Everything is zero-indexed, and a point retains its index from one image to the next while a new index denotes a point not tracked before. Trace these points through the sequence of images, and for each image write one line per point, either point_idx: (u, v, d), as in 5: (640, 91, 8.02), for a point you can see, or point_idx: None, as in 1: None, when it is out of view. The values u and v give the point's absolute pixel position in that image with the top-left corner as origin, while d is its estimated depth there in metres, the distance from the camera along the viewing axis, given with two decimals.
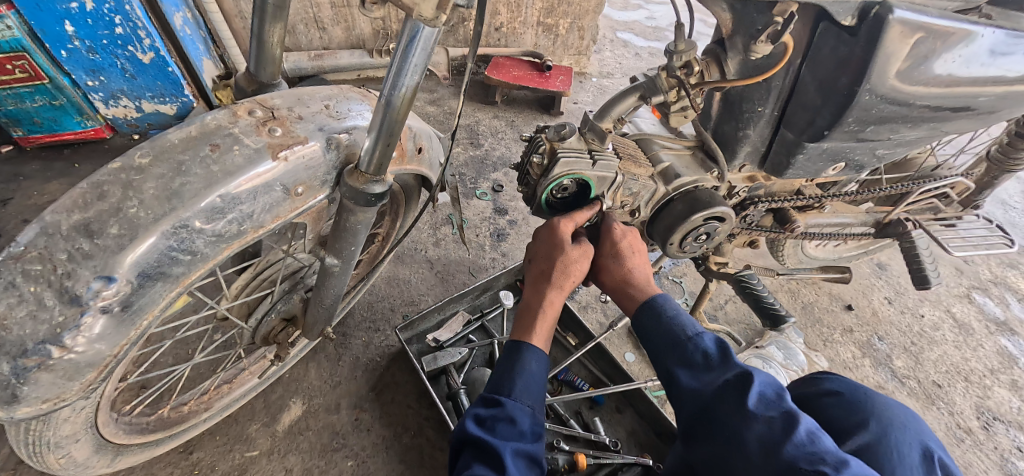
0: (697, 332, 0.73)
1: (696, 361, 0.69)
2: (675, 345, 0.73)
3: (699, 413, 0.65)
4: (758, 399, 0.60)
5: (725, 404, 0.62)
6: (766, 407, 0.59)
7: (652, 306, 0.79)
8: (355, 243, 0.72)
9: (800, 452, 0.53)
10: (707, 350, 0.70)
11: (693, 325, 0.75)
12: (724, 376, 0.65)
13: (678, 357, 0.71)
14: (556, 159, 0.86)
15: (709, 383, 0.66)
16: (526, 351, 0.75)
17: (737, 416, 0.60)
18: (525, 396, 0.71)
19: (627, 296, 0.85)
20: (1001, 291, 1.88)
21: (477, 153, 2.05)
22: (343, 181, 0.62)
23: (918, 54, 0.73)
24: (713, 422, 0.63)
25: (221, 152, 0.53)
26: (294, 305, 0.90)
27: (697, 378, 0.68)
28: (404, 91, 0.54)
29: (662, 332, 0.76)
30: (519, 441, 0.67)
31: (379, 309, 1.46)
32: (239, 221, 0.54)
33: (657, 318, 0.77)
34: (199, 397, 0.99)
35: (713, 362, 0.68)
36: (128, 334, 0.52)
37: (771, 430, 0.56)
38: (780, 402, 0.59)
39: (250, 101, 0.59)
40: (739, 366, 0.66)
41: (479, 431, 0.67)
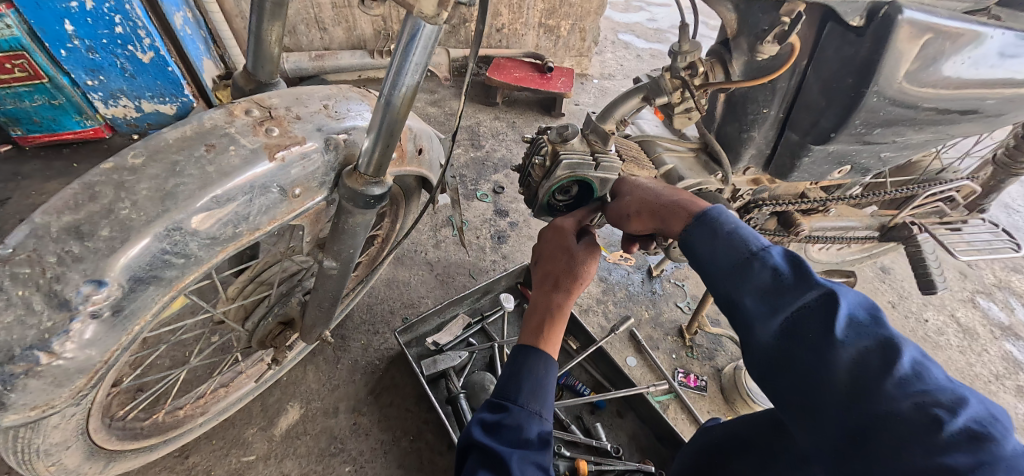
0: (761, 246, 0.60)
1: (764, 282, 0.57)
2: (737, 267, 0.60)
3: (773, 349, 0.54)
4: (848, 326, 0.50)
5: (808, 333, 0.51)
6: (857, 334, 0.50)
7: (705, 221, 0.66)
8: (353, 246, 0.71)
9: (907, 391, 0.45)
10: (777, 265, 0.57)
11: (754, 237, 0.62)
12: (800, 296, 0.54)
13: (744, 281, 0.59)
14: (559, 162, 0.85)
15: (782, 308, 0.54)
16: (534, 356, 0.73)
17: (822, 350, 0.50)
18: (534, 403, 0.70)
19: (670, 213, 0.72)
20: (1005, 295, 1.87)
21: (477, 154, 2.04)
22: (342, 183, 0.60)
23: (927, 56, 0.72)
24: (792, 357, 0.52)
25: (217, 152, 0.52)
26: (292, 308, 0.87)
27: (767, 304, 0.56)
28: (404, 91, 0.52)
29: (717, 250, 0.63)
30: (526, 449, 0.66)
31: (379, 312, 1.45)
32: (235, 223, 0.53)
33: (713, 236, 0.64)
34: (195, 401, 0.98)
35: (787, 281, 0.56)
36: (120, 339, 0.50)
37: (867, 363, 0.48)
38: (876, 328, 0.49)
39: (247, 101, 0.57)
40: (821, 281, 0.53)
41: (485, 437, 0.67)
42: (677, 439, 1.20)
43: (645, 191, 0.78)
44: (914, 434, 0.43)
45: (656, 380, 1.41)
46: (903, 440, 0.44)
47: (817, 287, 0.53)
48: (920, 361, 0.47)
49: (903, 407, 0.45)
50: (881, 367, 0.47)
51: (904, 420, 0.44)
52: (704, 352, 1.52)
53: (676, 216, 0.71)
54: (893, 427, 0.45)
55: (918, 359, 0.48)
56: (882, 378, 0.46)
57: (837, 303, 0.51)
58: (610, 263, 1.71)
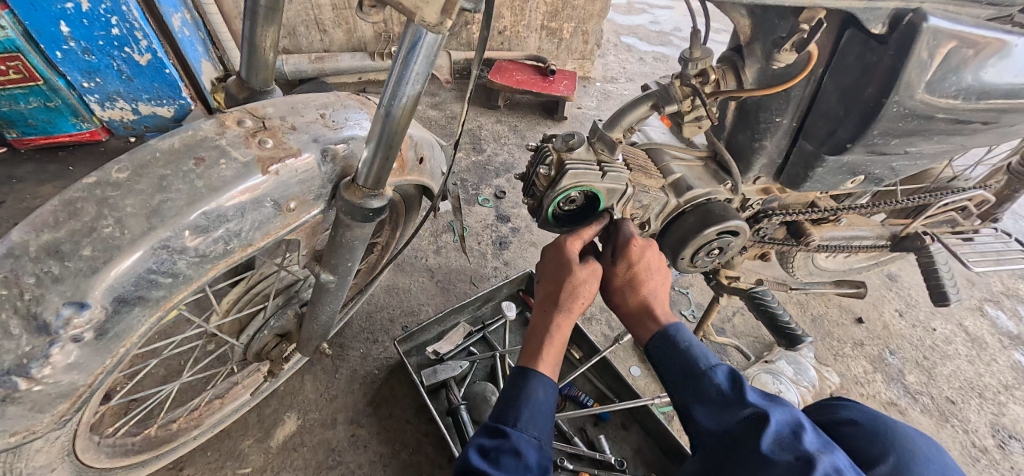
0: (711, 364, 0.70)
1: (711, 397, 0.66)
2: (689, 380, 0.69)
3: (715, 450, 0.61)
4: (773, 437, 0.55)
5: (741, 437, 0.58)
6: (780, 445, 0.54)
7: (665, 335, 0.75)
8: (352, 259, 0.68)
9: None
10: (722, 384, 0.67)
11: (710, 357, 0.71)
12: (738, 413, 0.62)
13: (694, 393, 0.68)
14: (564, 171, 0.82)
15: (723, 419, 0.62)
16: (532, 378, 0.71)
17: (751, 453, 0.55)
18: (532, 427, 0.67)
19: (642, 320, 0.80)
20: (1014, 304, 1.84)
21: (479, 158, 2.01)
22: (340, 195, 0.58)
23: (951, 65, 0.70)
24: (728, 459, 0.58)
25: (207, 166, 0.49)
26: (288, 321, 0.86)
27: (711, 416, 0.64)
28: (404, 102, 0.50)
29: (676, 365, 0.72)
30: (524, 475, 0.63)
31: (378, 320, 1.42)
32: (226, 240, 0.50)
33: (671, 351, 0.74)
34: (189, 414, 0.95)
35: (728, 398, 0.65)
36: (104, 362, 0.48)
37: (786, 464, 0.51)
38: (797, 443, 0.53)
39: (240, 110, 0.55)
40: (753, 401, 0.62)
41: (482, 462, 0.63)
42: (682, 453, 1.17)
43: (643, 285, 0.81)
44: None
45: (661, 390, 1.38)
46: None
47: (750, 404, 0.61)
48: (835, 469, 0.49)
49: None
50: (794, 466, 0.50)
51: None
52: None
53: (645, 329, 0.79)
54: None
55: (833, 467, 0.50)
56: (792, 471, 0.50)
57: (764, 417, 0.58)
58: None
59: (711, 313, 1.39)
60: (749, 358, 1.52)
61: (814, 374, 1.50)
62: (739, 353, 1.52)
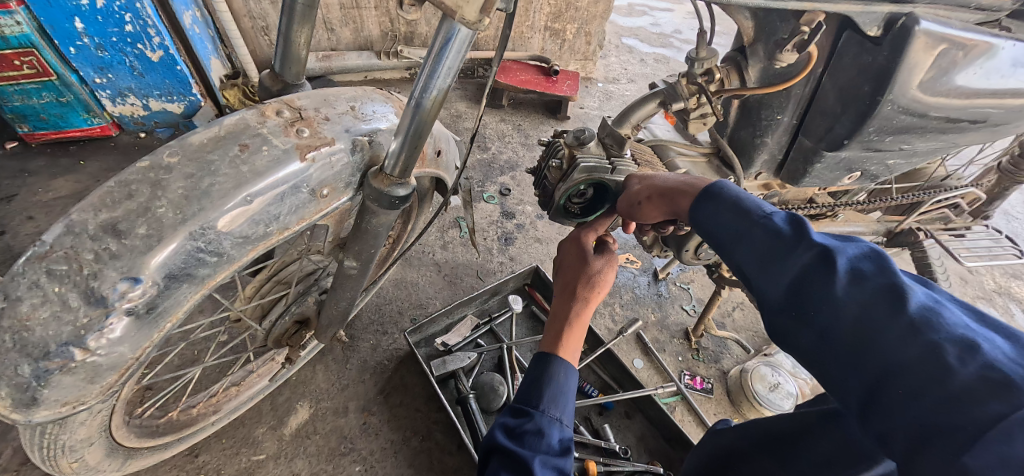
0: (768, 210, 0.60)
1: (765, 247, 0.57)
2: (740, 232, 0.60)
3: (779, 304, 0.53)
4: (849, 279, 0.49)
5: (812, 285, 0.50)
6: (860, 286, 0.48)
7: (710, 198, 0.67)
8: (375, 246, 0.72)
9: (922, 338, 0.43)
10: (780, 229, 0.57)
11: (760, 205, 0.62)
12: (800, 256, 0.53)
13: (747, 247, 0.59)
14: (576, 165, 0.85)
15: (779, 265, 0.54)
16: (556, 363, 0.74)
17: (821, 301, 0.49)
18: (555, 409, 0.71)
19: (673, 194, 0.73)
20: (1005, 301, 1.89)
21: (484, 156, 2.04)
22: (367, 183, 0.61)
23: (942, 66, 0.74)
24: (798, 311, 0.51)
25: (250, 152, 0.52)
26: (308, 307, 0.88)
27: (768, 268, 0.56)
28: (435, 94, 0.53)
29: (722, 223, 0.63)
30: (548, 453, 0.67)
31: (387, 312, 1.45)
32: (265, 223, 0.53)
33: (716, 210, 0.65)
34: (208, 399, 0.98)
35: (787, 239, 0.55)
36: (152, 335, 0.51)
37: (873, 311, 0.46)
38: (879, 278, 0.48)
39: (277, 101, 0.58)
40: (818, 239, 0.52)
41: (508, 441, 0.67)
42: (685, 441, 1.21)
43: (655, 178, 0.78)
44: (920, 379, 0.41)
45: (664, 382, 1.42)
46: (911, 392, 0.41)
47: (813, 245, 0.52)
48: (930, 306, 0.45)
49: (910, 353, 0.42)
50: (886, 314, 0.45)
51: (911, 364, 0.42)
52: (710, 355, 1.53)
53: (682, 193, 0.71)
54: (900, 377, 0.42)
55: (930, 306, 0.45)
56: (888, 327, 0.44)
57: (836, 259, 0.50)
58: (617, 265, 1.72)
59: (711, 307, 1.43)
60: (750, 351, 1.55)
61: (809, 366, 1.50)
62: (740, 347, 1.55)
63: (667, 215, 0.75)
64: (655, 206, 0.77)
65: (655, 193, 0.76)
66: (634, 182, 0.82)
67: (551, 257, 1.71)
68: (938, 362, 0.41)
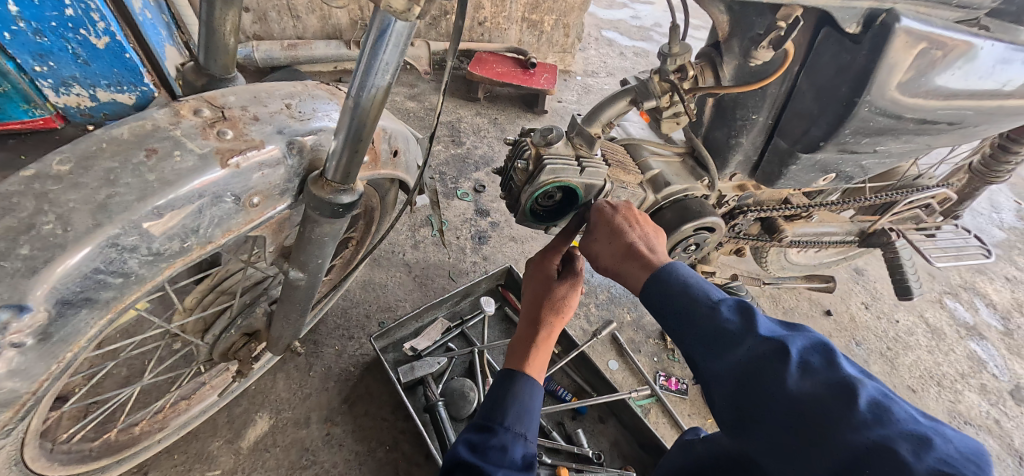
0: (715, 296, 0.63)
1: (714, 333, 0.59)
2: (690, 317, 0.63)
3: (735, 394, 0.55)
4: (799, 373, 0.51)
5: (764, 375, 0.53)
6: (809, 379, 0.51)
7: (663, 278, 0.68)
8: (322, 256, 0.66)
9: (871, 433, 0.45)
10: (726, 315, 0.60)
11: (710, 291, 0.65)
12: (749, 344, 0.56)
13: (697, 333, 0.61)
14: (542, 167, 0.81)
15: (732, 355, 0.56)
16: (521, 380, 0.71)
17: (775, 393, 0.51)
18: (519, 425, 0.68)
19: (628, 276, 0.73)
20: (970, 296, 1.92)
21: (458, 151, 1.98)
22: (307, 190, 0.55)
23: (920, 66, 0.71)
24: (753, 401, 0.53)
25: (160, 158, 0.46)
26: (256, 319, 0.82)
27: (719, 358, 0.58)
28: (374, 93, 0.48)
29: (672, 305, 0.65)
30: (511, 469, 0.63)
31: (354, 316, 1.39)
32: (182, 237, 0.47)
33: (664, 292, 0.67)
34: (153, 416, 0.92)
35: (735, 329, 0.58)
36: (49, 367, 0.45)
37: (825, 405, 0.48)
38: (823, 372, 0.51)
39: (196, 99, 0.51)
40: (765, 332, 0.56)
41: (472, 456, 0.64)
42: (658, 445, 1.20)
43: (617, 243, 0.76)
44: (882, 473, 0.42)
45: (638, 384, 1.40)
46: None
47: (761, 338, 0.55)
48: (877, 401, 0.47)
49: (864, 447, 0.44)
50: (838, 406, 0.47)
51: (870, 461, 0.43)
52: None
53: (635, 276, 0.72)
54: (860, 471, 0.44)
55: (879, 399, 0.48)
56: (838, 422, 0.47)
57: (787, 350, 0.53)
58: (593, 264, 1.69)
59: None
60: None
61: None
62: None
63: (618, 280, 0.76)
64: (608, 270, 0.77)
65: (615, 258, 0.75)
66: (601, 235, 0.78)
67: (525, 256, 1.67)
68: (889, 457, 0.43)
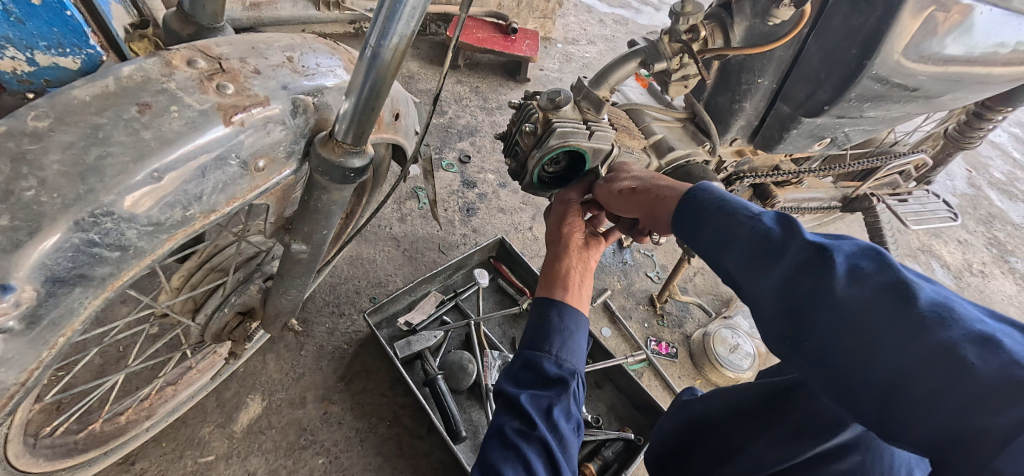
0: (754, 211, 0.59)
1: (754, 249, 0.55)
2: (729, 238, 0.58)
3: (780, 309, 0.51)
4: (850, 281, 0.47)
5: (811, 289, 0.49)
6: (862, 286, 0.46)
7: (694, 196, 0.65)
8: (328, 226, 0.62)
9: (933, 336, 0.41)
10: (770, 229, 0.55)
11: (746, 207, 0.60)
12: (794, 256, 0.52)
13: (736, 250, 0.57)
14: (551, 130, 0.78)
15: (777, 267, 0.53)
16: (552, 306, 0.73)
17: (823, 304, 0.47)
18: (550, 346, 0.70)
19: (655, 200, 0.71)
20: (928, 258, 2.03)
21: (441, 121, 1.91)
22: (314, 152, 0.51)
23: (925, 29, 0.71)
24: (799, 314, 0.49)
25: (155, 114, 0.40)
26: (251, 297, 0.77)
27: (762, 274, 0.54)
28: (397, 42, 0.43)
29: (709, 227, 0.61)
30: (543, 391, 0.68)
31: (343, 292, 1.34)
32: (184, 205, 0.42)
33: (700, 214, 0.63)
34: (139, 403, 0.87)
35: (778, 242, 0.54)
36: (39, 355, 0.39)
37: (881, 311, 0.44)
38: (879, 275, 0.47)
39: (188, 48, 0.45)
40: (812, 240, 0.51)
41: (507, 381, 0.70)
42: (654, 406, 1.23)
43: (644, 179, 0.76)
44: (942, 377, 0.40)
45: (631, 349, 1.42)
46: (935, 393, 0.40)
47: (807, 247, 0.51)
48: (939, 302, 0.43)
49: (925, 351, 0.41)
50: (896, 311, 0.44)
51: (933, 366, 0.40)
52: (674, 320, 1.55)
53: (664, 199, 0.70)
54: (917, 376, 0.41)
55: (940, 300, 0.44)
56: (895, 330, 0.43)
57: (833, 259, 0.48)
58: None
59: (676, 275, 1.43)
60: (710, 315, 1.58)
61: None
62: (701, 311, 1.59)
63: (642, 210, 0.73)
64: (631, 200, 0.75)
65: (638, 186, 0.75)
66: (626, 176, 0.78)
67: (515, 228, 1.64)
68: (954, 361, 0.40)
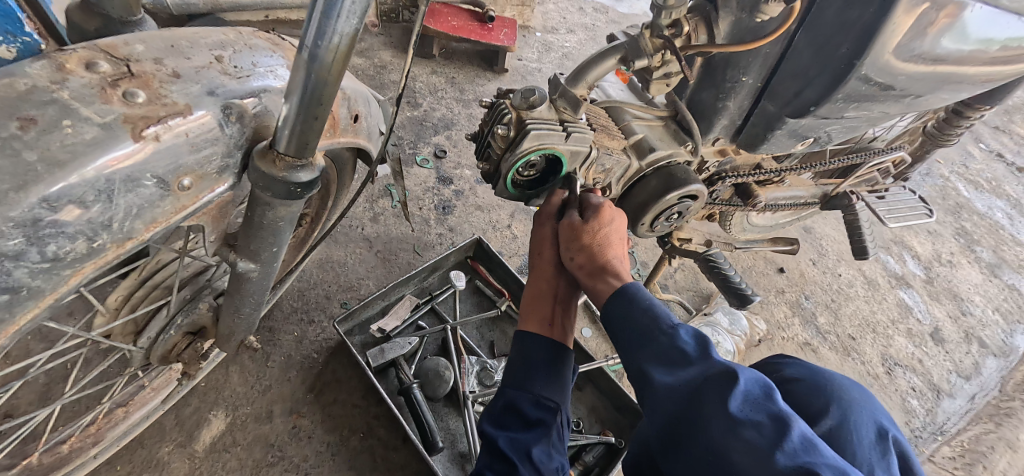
0: (674, 319, 0.59)
1: (668, 355, 0.56)
2: (646, 337, 0.59)
3: (678, 416, 0.52)
4: (743, 399, 0.48)
5: (706, 400, 0.50)
6: (752, 407, 0.47)
7: (625, 294, 0.64)
8: (277, 243, 0.56)
9: (799, 461, 0.42)
10: (682, 338, 0.57)
11: (668, 312, 0.61)
12: (697, 369, 0.53)
13: (649, 353, 0.57)
14: (526, 132, 0.73)
15: (682, 375, 0.53)
16: (534, 343, 0.70)
17: (715, 417, 0.48)
18: (531, 383, 0.67)
19: (592, 293, 0.69)
20: (900, 250, 2.06)
21: (415, 114, 1.83)
22: (252, 165, 0.45)
23: (918, 27, 0.68)
24: (694, 425, 0.50)
25: (41, 130, 0.33)
26: (202, 316, 0.72)
27: (671, 376, 0.54)
28: (336, 42, 0.37)
29: (632, 324, 0.61)
30: (522, 433, 0.65)
31: (312, 298, 1.28)
32: (90, 235, 0.36)
33: (627, 307, 0.62)
34: (83, 431, 0.80)
35: (687, 353, 0.55)
36: None
37: (760, 433, 0.45)
38: (768, 401, 0.48)
39: (89, 48, 0.39)
40: (718, 357, 0.53)
41: (487, 422, 0.67)
42: (636, 408, 1.21)
43: (597, 251, 0.70)
44: None
45: (612, 350, 1.39)
46: None
47: (712, 363, 0.53)
48: (813, 438, 0.44)
49: None
50: (774, 438, 0.44)
51: None
52: None
53: (601, 293, 0.68)
54: None
55: (814, 436, 0.44)
56: (765, 450, 0.44)
57: (730, 375, 0.50)
58: None
59: (658, 272, 1.41)
60: (691, 311, 1.57)
61: (746, 324, 1.57)
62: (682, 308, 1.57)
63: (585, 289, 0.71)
64: (578, 273, 0.72)
65: (590, 264, 0.71)
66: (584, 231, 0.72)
67: (493, 226, 1.59)
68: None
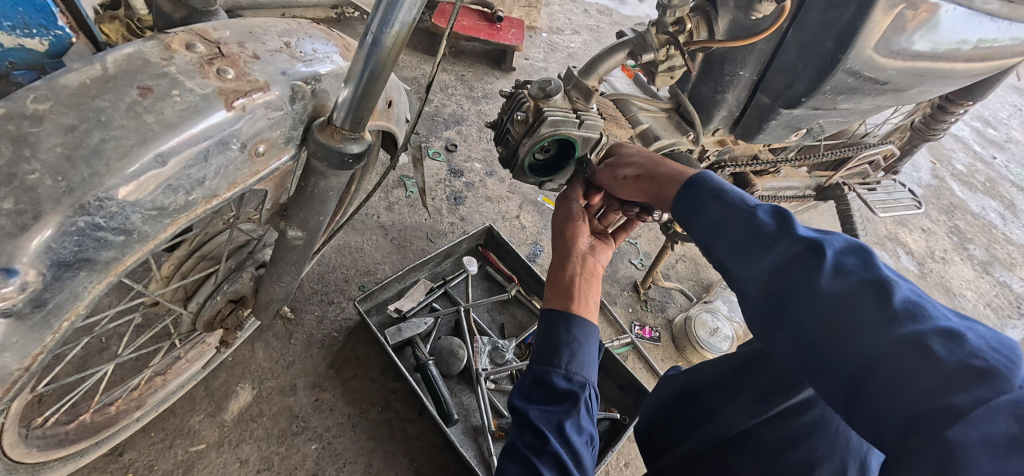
0: (755, 206, 0.62)
1: (751, 239, 0.59)
2: (727, 227, 0.62)
3: (766, 296, 0.55)
4: (836, 273, 0.50)
5: (797, 276, 0.52)
6: (847, 280, 0.49)
7: (692, 185, 0.69)
8: (324, 212, 0.62)
9: (904, 329, 0.44)
10: (766, 223, 0.59)
11: (748, 202, 0.63)
12: (785, 249, 0.55)
13: (730, 240, 0.61)
14: (543, 118, 0.80)
15: (769, 258, 0.56)
16: (562, 318, 0.76)
17: (809, 292, 0.50)
18: (559, 360, 0.73)
19: (659, 185, 0.75)
20: (895, 246, 2.12)
21: (426, 109, 1.90)
22: (312, 137, 0.51)
23: (895, 26, 0.75)
24: (785, 301, 0.52)
25: (155, 98, 0.41)
26: (244, 285, 0.77)
27: (756, 263, 0.57)
28: (397, 30, 0.44)
29: (708, 218, 0.65)
30: (552, 407, 0.71)
31: (332, 281, 1.34)
32: (187, 190, 0.43)
33: (701, 204, 0.67)
34: (128, 393, 0.86)
35: (771, 235, 0.58)
36: (43, 338, 0.40)
37: (856, 301, 0.47)
38: (866, 271, 0.49)
39: (186, 32, 0.46)
40: (806, 236, 0.55)
41: (520, 400, 0.74)
42: (639, 387, 1.27)
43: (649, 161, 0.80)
44: (910, 365, 0.42)
45: (616, 334, 1.46)
46: (895, 380, 0.42)
47: (799, 242, 0.54)
48: (914, 300, 0.46)
49: (894, 342, 0.43)
50: (872, 304, 0.46)
51: (899, 354, 0.43)
52: (657, 304, 1.60)
53: (669, 182, 0.74)
54: (886, 364, 0.43)
55: (914, 299, 0.46)
56: (869, 319, 0.46)
57: (824, 251, 0.52)
58: None
59: (660, 260, 1.48)
60: (691, 300, 1.64)
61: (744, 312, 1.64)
62: (683, 296, 1.64)
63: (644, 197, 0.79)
64: (636, 185, 0.79)
65: (646, 170, 0.78)
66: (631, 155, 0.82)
67: (502, 216, 1.66)
68: (921, 351, 0.42)
